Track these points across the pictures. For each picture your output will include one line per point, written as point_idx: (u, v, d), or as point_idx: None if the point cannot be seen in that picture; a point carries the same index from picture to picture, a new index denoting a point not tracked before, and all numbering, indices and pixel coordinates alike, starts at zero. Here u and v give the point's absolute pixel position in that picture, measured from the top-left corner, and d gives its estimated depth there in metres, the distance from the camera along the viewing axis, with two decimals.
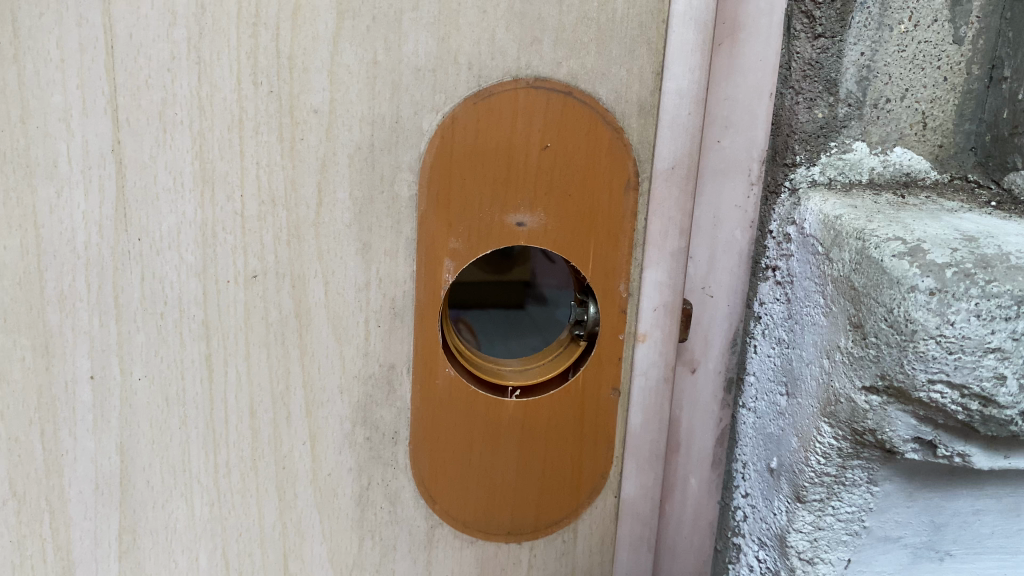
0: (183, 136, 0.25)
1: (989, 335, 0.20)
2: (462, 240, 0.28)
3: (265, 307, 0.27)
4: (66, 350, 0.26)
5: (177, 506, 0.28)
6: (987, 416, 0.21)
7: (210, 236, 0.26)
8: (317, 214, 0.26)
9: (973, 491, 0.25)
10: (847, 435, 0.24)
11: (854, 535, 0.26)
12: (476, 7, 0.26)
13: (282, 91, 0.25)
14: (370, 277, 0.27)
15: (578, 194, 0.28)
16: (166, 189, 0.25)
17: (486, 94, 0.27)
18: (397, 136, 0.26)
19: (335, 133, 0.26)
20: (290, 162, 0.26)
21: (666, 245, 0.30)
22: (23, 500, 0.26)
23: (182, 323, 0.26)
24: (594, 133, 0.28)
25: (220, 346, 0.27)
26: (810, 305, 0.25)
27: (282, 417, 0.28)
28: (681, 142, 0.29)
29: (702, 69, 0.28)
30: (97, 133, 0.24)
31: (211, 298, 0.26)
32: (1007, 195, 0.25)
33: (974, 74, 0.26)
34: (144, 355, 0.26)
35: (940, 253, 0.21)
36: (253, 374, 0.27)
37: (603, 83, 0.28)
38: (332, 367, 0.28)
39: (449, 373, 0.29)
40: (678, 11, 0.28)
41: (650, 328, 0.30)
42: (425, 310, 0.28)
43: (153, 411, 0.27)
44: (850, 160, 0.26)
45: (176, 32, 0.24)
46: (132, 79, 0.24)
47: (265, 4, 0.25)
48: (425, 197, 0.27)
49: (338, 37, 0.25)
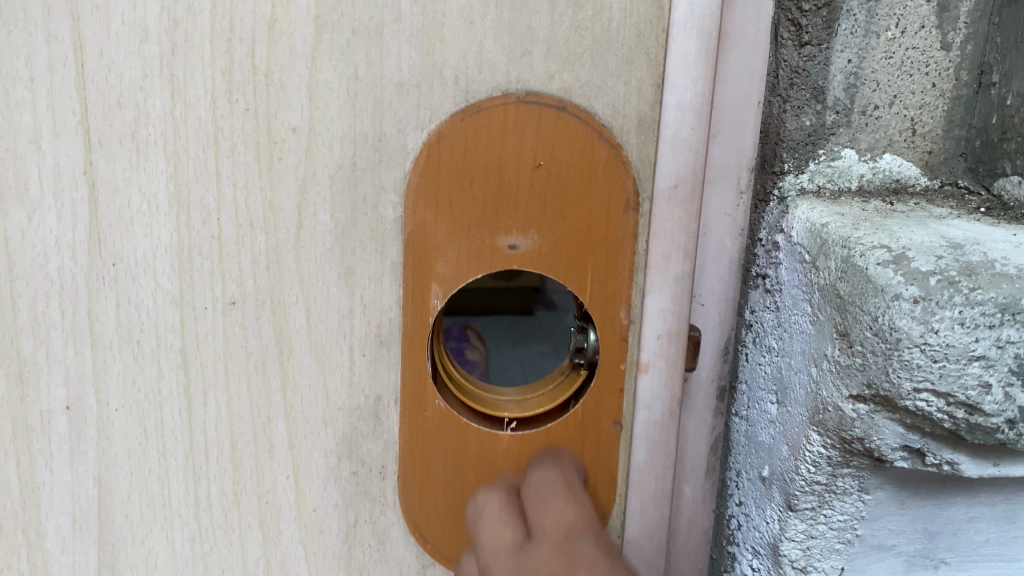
0: (157, 156, 0.24)
1: (973, 344, 0.20)
2: (451, 264, 0.26)
3: (244, 335, 0.26)
4: (40, 378, 0.25)
5: (157, 542, 0.27)
6: (973, 423, 0.21)
7: (187, 261, 0.25)
8: (297, 237, 0.26)
9: (967, 498, 0.26)
10: (836, 444, 0.24)
11: (847, 543, 0.26)
12: (462, 19, 0.25)
13: (258, 109, 0.24)
14: (353, 302, 0.26)
15: (573, 214, 0.26)
16: (140, 212, 0.25)
17: (473, 110, 0.25)
18: (381, 155, 0.25)
19: (314, 152, 0.25)
20: (268, 182, 0.25)
21: (669, 268, 0.28)
22: (1, 532, 0.26)
23: (159, 351, 0.26)
24: (589, 150, 0.26)
25: (197, 377, 0.26)
26: (798, 313, 0.26)
27: (264, 449, 0.27)
28: (684, 160, 0.27)
29: (706, 81, 0.26)
30: (68, 155, 0.24)
31: (188, 325, 0.26)
32: (998, 200, 0.25)
33: (963, 80, 0.26)
34: (120, 386, 0.26)
35: (925, 261, 0.22)
36: (234, 404, 0.27)
37: (599, 97, 0.26)
38: (314, 398, 0.27)
39: (439, 404, 0.28)
40: (679, 21, 0.26)
41: (653, 357, 0.28)
42: (412, 337, 0.27)
43: (130, 443, 0.26)
44: (839, 167, 0.26)
45: (147, 49, 0.24)
46: (103, 98, 0.24)
47: (239, 19, 0.24)
48: (411, 218, 0.26)
49: (316, 53, 0.24)
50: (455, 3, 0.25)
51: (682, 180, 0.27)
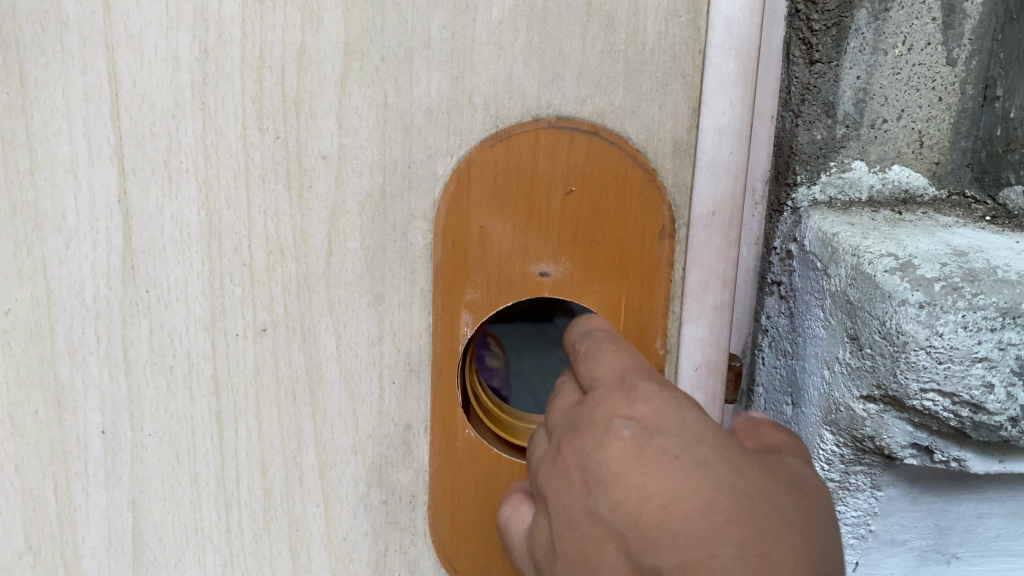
0: (188, 183, 0.24)
1: (977, 346, 0.22)
2: (480, 291, 0.26)
3: (275, 362, 0.26)
4: (77, 405, 0.26)
5: (189, 566, 0.28)
6: (977, 421, 0.23)
7: (218, 288, 0.25)
8: (327, 264, 0.25)
9: (976, 495, 0.27)
10: (848, 443, 0.26)
11: (861, 538, 0.28)
12: (491, 44, 0.24)
13: (289, 136, 0.24)
14: (383, 330, 0.26)
15: (606, 241, 0.25)
16: (173, 240, 0.25)
17: (504, 136, 0.25)
18: (409, 182, 0.25)
19: (344, 179, 0.25)
20: (298, 212, 0.25)
21: (708, 298, 0.26)
22: (38, 554, 0.27)
23: (192, 376, 0.26)
24: (623, 176, 0.25)
25: (229, 402, 0.26)
26: (810, 318, 0.27)
27: (295, 477, 0.27)
28: (724, 186, 0.25)
29: (745, 104, 0.25)
30: (102, 184, 0.24)
31: (220, 351, 0.26)
32: (1003, 209, 0.26)
33: (969, 94, 0.27)
34: (154, 411, 0.26)
35: (930, 268, 0.23)
36: (265, 432, 0.27)
37: (632, 121, 0.25)
38: (344, 426, 0.27)
39: (468, 435, 0.27)
40: (716, 42, 0.24)
41: (690, 391, 0.27)
42: (442, 364, 0.26)
43: (163, 469, 0.27)
44: (849, 178, 0.27)
45: (179, 78, 0.24)
46: (136, 127, 0.24)
47: (269, 45, 0.24)
48: (439, 247, 0.25)
49: (345, 81, 0.24)
50: (485, 27, 0.24)
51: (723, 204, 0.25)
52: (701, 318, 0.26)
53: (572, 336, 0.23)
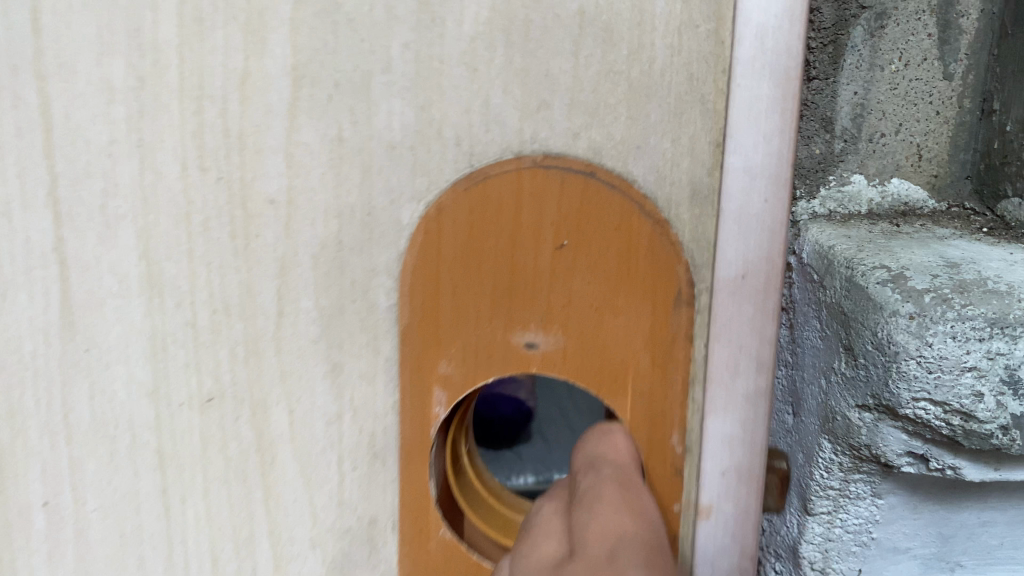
0: (126, 231, 0.21)
1: (965, 355, 0.21)
2: (454, 364, 0.22)
3: (224, 436, 0.23)
4: (19, 472, 0.23)
5: None
6: (968, 430, 0.21)
7: (159, 350, 0.22)
8: (278, 326, 0.22)
9: (978, 503, 0.26)
10: (847, 452, 0.25)
11: (863, 546, 0.27)
12: (462, 66, 0.20)
13: (233, 176, 0.21)
14: (342, 405, 0.23)
15: (606, 309, 0.21)
16: (111, 293, 0.22)
17: (479, 177, 0.21)
18: (370, 232, 0.22)
19: (295, 228, 0.21)
20: (245, 262, 0.21)
21: (736, 384, 0.22)
22: None
23: (136, 449, 0.23)
24: (625, 229, 0.21)
25: (176, 481, 0.23)
26: (811, 330, 0.26)
27: (247, 567, 0.24)
28: (755, 239, 0.21)
29: (782, 140, 0.20)
30: (38, 230, 0.21)
31: (164, 422, 0.23)
32: (1000, 221, 0.27)
33: (966, 107, 0.27)
34: (99, 482, 0.23)
35: (922, 280, 0.22)
36: (213, 512, 0.23)
37: (638, 161, 0.21)
38: (300, 515, 0.23)
39: (444, 536, 0.24)
40: (744, 59, 0.20)
41: (714, 500, 0.23)
42: (411, 448, 0.23)
43: (109, 547, 0.23)
44: (849, 192, 0.28)
45: (113, 110, 0.21)
46: (70, 164, 0.21)
47: (209, 73, 0.20)
48: (407, 307, 0.22)
49: (294, 109, 0.21)
50: (455, 45, 0.20)
51: (751, 250, 0.21)
52: (731, 400, 0.22)
53: (580, 462, 0.23)
